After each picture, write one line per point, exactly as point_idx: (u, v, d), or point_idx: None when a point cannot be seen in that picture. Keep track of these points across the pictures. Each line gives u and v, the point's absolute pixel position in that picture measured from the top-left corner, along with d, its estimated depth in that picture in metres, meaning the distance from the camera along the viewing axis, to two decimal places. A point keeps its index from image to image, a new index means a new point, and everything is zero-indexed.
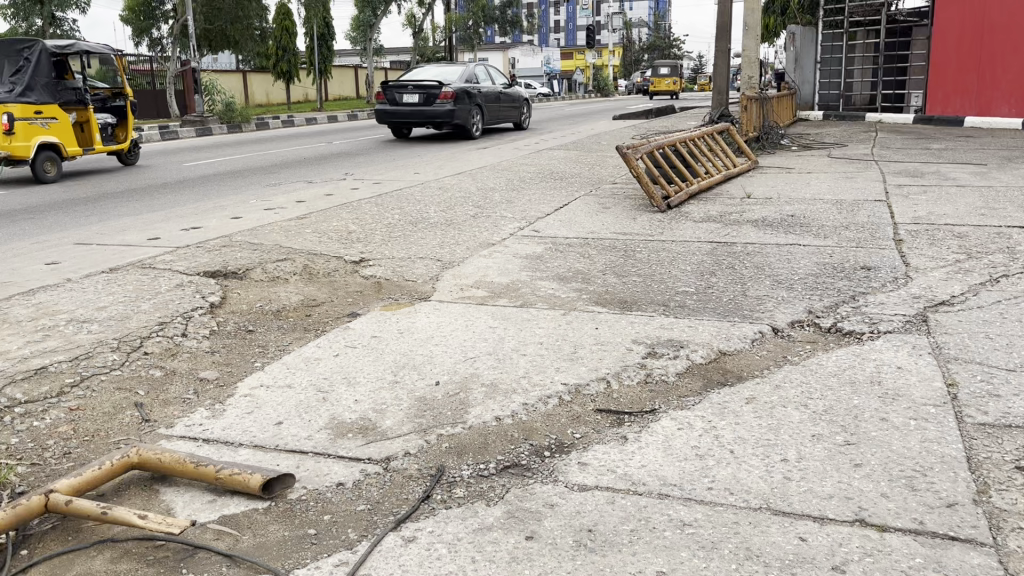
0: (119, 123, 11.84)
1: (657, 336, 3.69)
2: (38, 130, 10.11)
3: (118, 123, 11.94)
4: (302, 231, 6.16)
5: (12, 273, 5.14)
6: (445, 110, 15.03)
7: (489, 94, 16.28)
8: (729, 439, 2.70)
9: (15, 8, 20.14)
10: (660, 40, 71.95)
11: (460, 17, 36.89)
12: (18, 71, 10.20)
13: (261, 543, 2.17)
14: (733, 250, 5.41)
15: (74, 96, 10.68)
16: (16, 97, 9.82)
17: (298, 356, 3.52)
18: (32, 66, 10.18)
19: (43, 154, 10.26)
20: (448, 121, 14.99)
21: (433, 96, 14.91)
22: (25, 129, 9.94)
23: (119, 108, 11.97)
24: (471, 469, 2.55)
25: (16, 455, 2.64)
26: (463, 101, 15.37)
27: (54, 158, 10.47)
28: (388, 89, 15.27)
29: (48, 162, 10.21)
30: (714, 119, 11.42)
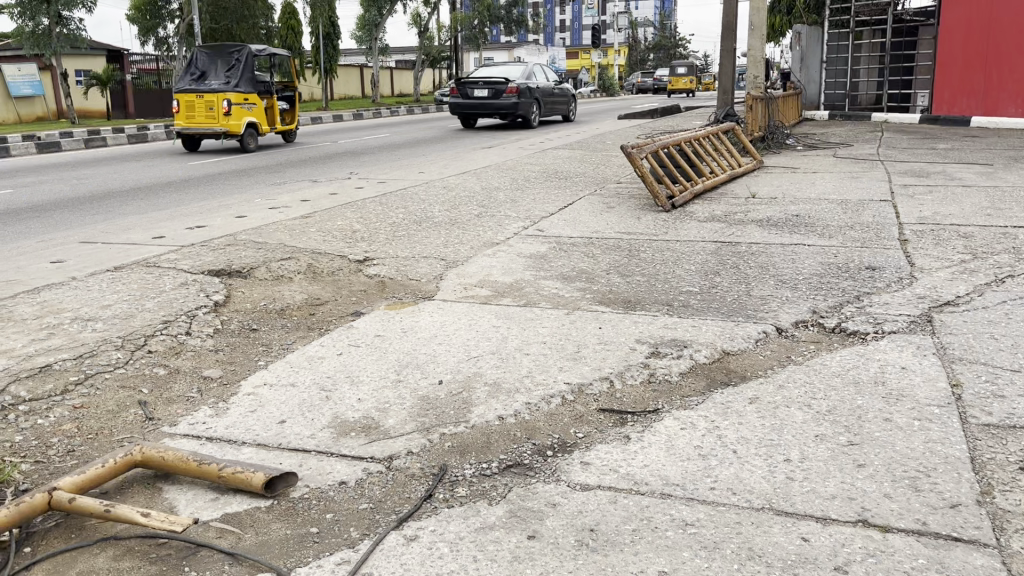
0: (290, 108, 15.14)
1: (661, 336, 3.68)
2: (248, 111, 13.60)
3: (288, 109, 15.11)
4: (307, 231, 6.16)
5: (18, 272, 5.14)
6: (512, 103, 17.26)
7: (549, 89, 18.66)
8: (733, 439, 2.70)
9: (21, 7, 20.20)
10: (666, 40, 71.83)
11: (466, 17, 36.90)
12: (230, 67, 13.46)
13: (264, 542, 2.17)
14: (737, 249, 5.40)
15: (265, 87, 13.97)
16: (232, 88, 13.20)
17: (301, 355, 3.52)
18: (241, 64, 13.40)
19: (248, 131, 13.64)
20: (513, 112, 17.22)
21: (500, 91, 17.15)
22: (238, 111, 13.40)
23: (289, 97, 15.06)
24: (474, 468, 2.55)
25: (19, 453, 2.65)
26: (526, 94, 17.63)
27: (253, 134, 13.83)
28: (461, 84, 17.48)
29: (250, 137, 13.58)
30: (720, 119, 11.40)
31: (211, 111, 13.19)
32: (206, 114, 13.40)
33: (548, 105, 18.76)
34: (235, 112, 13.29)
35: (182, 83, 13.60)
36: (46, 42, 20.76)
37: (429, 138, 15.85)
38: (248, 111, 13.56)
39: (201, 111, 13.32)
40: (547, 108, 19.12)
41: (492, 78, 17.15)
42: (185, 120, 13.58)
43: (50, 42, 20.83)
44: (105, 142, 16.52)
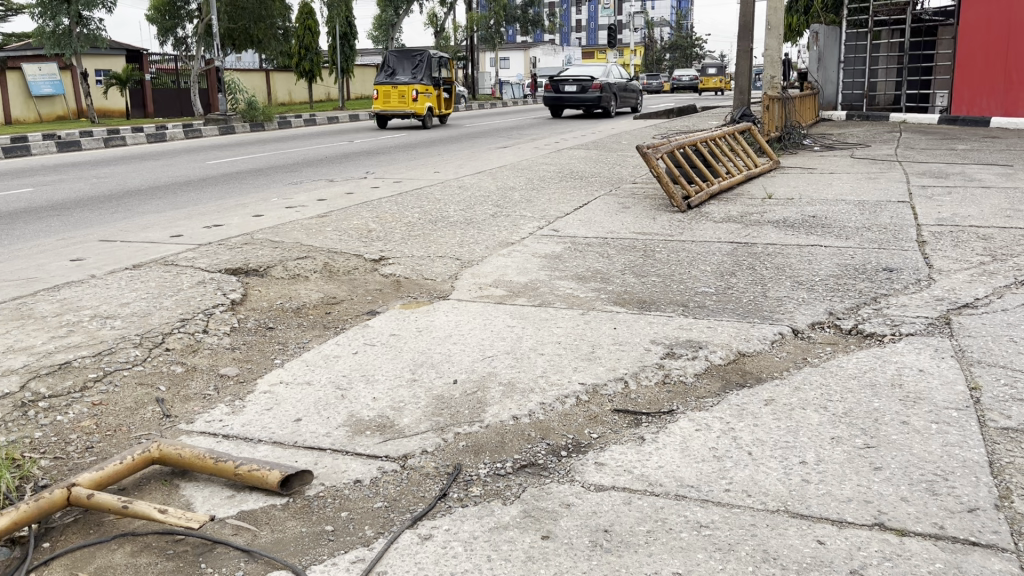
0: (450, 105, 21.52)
1: (676, 336, 3.68)
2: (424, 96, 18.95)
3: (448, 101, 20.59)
4: (323, 230, 6.19)
5: (38, 270, 5.20)
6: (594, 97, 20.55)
7: (625, 86, 22.03)
8: (748, 441, 2.69)
9: (42, 7, 20.38)
10: (682, 40, 71.52)
11: (481, 17, 36.91)
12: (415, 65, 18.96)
13: (279, 539, 2.18)
14: (753, 250, 5.38)
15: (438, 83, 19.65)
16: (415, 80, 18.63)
17: (317, 354, 3.53)
18: (423, 63, 18.97)
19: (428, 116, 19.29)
20: (597, 104, 20.40)
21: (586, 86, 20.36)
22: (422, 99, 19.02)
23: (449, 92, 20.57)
24: (488, 468, 2.55)
25: (39, 449, 2.68)
26: (608, 89, 20.80)
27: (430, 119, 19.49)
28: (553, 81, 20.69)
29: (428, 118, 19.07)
30: (736, 119, 11.37)
31: (403, 97, 18.73)
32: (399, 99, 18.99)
33: (625, 100, 22.30)
34: (419, 99, 18.79)
35: (379, 77, 19.08)
36: (67, 42, 20.93)
37: (444, 138, 15.88)
38: (427, 99, 19.13)
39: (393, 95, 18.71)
40: (622, 100, 22.22)
41: (580, 77, 20.48)
42: (382, 103, 19.15)
43: (70, 42, 21.00)
44: (124, 141, 16.63)
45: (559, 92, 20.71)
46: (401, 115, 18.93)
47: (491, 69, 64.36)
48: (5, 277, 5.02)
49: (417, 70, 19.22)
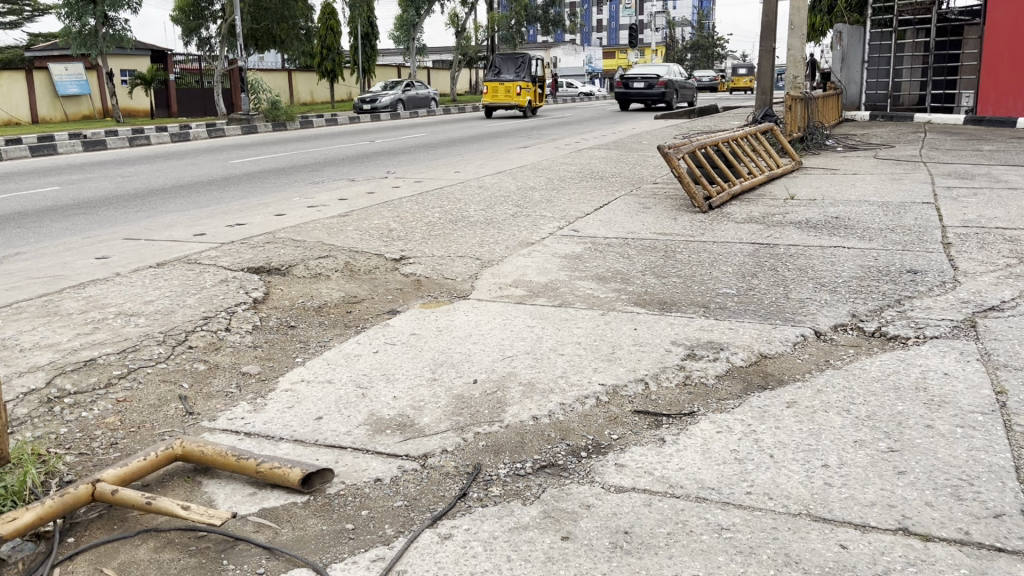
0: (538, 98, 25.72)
1: (697, 338, 3.66)
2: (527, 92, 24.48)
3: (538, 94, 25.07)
4: (344, 229, 6.22)
5: (64, 267, 5.26)
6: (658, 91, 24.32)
7: (684, 84, 26.00)
8: (770, 444, 2.67)
9: (68, 7, 20.62)
10: (704, 40, 71.17)
11: (502, 18, 36.95)
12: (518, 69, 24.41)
13: (300, 537, 2.19)
14: (776, 251, 5.34)
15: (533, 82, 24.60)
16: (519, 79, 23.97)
17: (338, 352, 3.56)
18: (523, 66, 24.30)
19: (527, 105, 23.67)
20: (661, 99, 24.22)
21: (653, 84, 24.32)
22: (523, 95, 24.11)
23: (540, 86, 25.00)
24: (508, 468, 2.55)
25: (64, 445, 2.71)
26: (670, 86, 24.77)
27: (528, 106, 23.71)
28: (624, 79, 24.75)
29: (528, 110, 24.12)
30: (757, 119, 11.31)
31: (509, 92, 23.69)
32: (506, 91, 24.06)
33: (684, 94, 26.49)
34: (521, 94, 23.94)
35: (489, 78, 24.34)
36: (93, 42, 21.18)
37: (465, 138, 15.91)
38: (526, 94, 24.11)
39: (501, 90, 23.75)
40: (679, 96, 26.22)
41: (647, 75, 24.38)
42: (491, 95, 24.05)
43: (96, 42, 21.24)
44: (148, 141, 16.75)
45: (629, 89, 24.78)
46: (507, 106, 23.86)
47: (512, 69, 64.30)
48: (31, 275, 5.07)
49: (519, 71, 24.44)
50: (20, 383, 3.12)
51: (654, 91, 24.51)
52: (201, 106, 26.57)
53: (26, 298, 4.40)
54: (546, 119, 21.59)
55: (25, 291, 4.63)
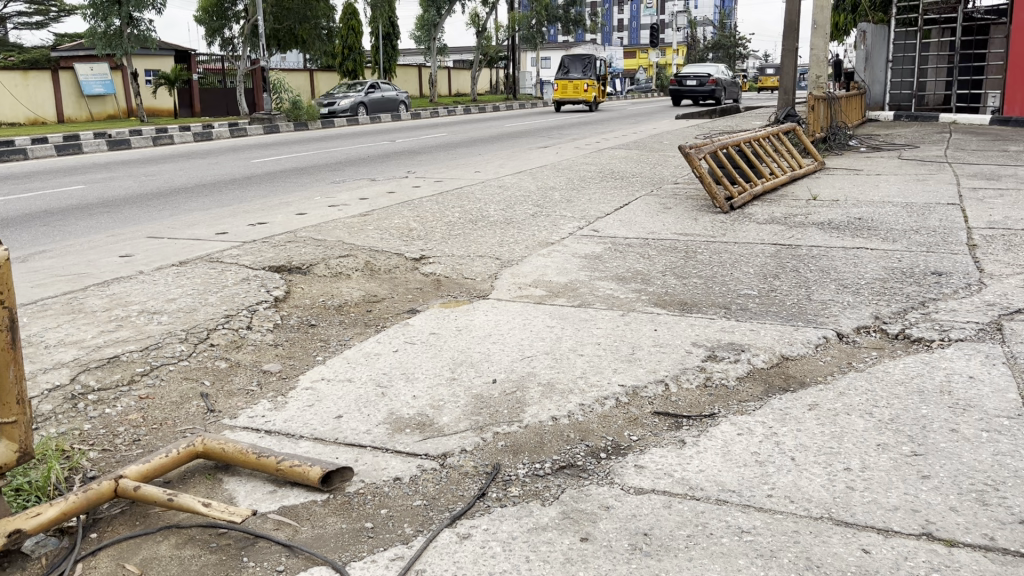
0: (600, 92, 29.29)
1: (718, 339, 3.63)
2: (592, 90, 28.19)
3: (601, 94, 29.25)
4: (365, 228, 6.24)
5: (88, 266, 5.32)
6: (709, 89, 27.12)
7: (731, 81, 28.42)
8: (791, 446, 2.65)
9: (94, 8, 20.85)
10: (726, 39, 70.72)
11: (523, 17, 36.91)
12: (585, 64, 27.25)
13: (320, 535, 2.20)
14: (798, 253, 5.30)
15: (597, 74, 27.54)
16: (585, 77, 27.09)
17: (358, 351, 3.57)
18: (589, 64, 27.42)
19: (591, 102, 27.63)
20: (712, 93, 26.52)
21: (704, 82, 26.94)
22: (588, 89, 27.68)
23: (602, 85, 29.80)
24: (527, 468, 2.55)
25: (88, 441, 2.73)
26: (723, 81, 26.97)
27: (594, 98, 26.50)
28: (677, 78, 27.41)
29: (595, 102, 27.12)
30: (780, 119, 11.23)
31: (578, 89, 27.48)
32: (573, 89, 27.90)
33: (733, 92, 29.12)
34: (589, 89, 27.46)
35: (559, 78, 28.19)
36: (118, 43, 21.41)
37: (485, 138, 15.92)
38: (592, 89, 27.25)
39: (570, 88, 27.56)
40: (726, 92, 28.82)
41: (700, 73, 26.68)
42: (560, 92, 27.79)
43: (121, 42, 21.46)
44: (172, 140, 16.88)
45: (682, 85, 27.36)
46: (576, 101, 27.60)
47: (532, 68, 64.28)
48: (56, 273, 5.13)
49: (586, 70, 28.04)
50: (44, 379, 3.16)
51: (706, 88, 27.02)
52: (223, 106, 26.79)
53: (51, 295, 4.46)
54: (566, 119, 21.55)
55: (51, 288, 4.68)
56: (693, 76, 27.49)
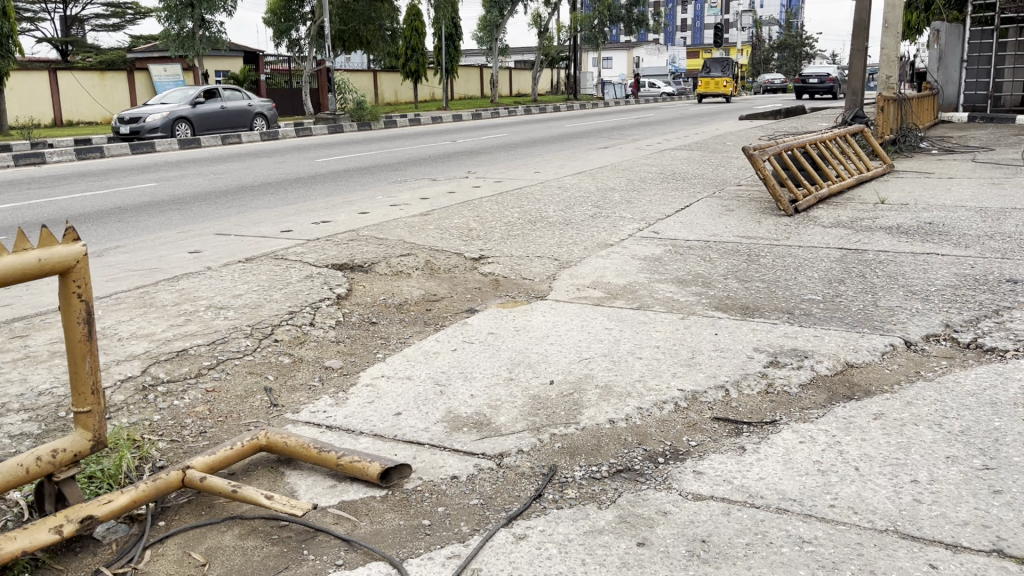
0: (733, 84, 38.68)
1: (781, 345, 3.57)
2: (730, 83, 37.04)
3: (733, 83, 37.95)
4: (426, 228, 6.30)
5: (159, 261, 5.48)
6: (827, 86, 36.22)
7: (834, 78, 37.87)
8: (855, 456, 2.59)
9: (168, 10, 21.51)
10: (792, 38, 69.24)
11: (586, 17, 36.68)
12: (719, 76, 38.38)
13: (378, 531, 2.23)
14: (864, 258, 5.17)
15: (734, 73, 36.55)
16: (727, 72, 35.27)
17: (417, 350, 3.59)
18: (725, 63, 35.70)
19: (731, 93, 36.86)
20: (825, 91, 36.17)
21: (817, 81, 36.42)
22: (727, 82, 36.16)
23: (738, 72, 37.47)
24: (584, 471, 2.54)
25: (157, 431, 2.82)
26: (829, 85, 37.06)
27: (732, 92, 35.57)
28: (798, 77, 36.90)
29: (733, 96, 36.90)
30: (848, 121, 10.97)
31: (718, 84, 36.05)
32: (715, 84, 37.13)
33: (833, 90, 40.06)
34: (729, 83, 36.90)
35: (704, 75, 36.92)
36: (191, 44, 22.01)
37: (545, 138, 15.97)
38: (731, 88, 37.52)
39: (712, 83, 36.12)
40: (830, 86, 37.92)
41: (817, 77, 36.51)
42: (705, 86, 37.17)
43: (193, 44, 22.07)
44: (240, 139, 17.27)
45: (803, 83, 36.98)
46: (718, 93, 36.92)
47: (594, 69, 64.31)
48: (130, 268, 5.30)
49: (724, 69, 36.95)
50: (117, 370, 3.27)
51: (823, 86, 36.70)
52: (289, 105, 27.35)
53: (125, 289, 4.61)
54: (627, 120, 21.45)
55: (125, 283, 4.84)
56: (812, 77, 37.60)
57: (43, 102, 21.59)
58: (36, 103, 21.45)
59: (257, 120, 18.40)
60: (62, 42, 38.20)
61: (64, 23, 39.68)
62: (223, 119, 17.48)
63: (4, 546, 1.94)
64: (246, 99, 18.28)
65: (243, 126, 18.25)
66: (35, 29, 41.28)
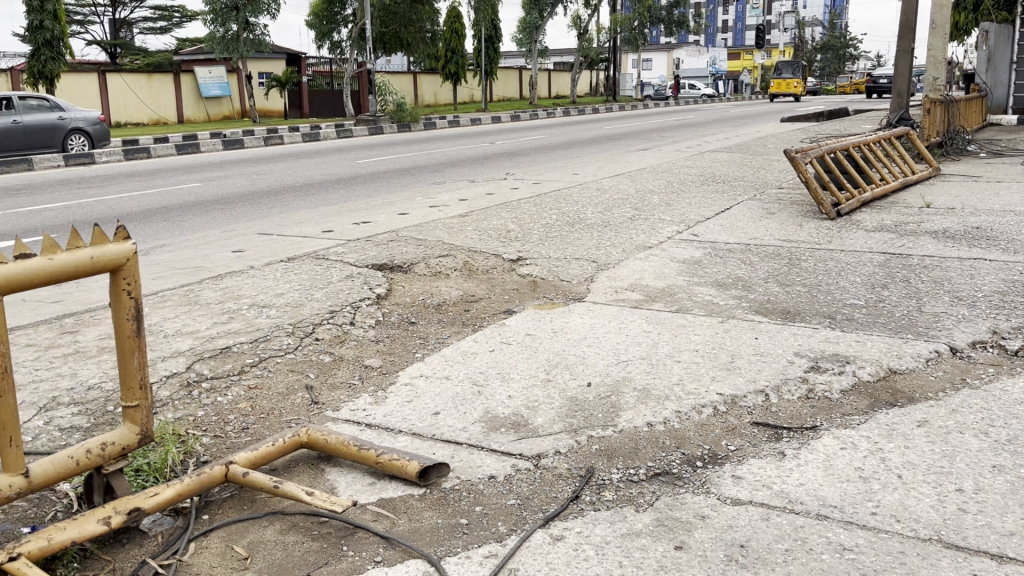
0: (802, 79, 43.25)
1: (822, 350, 3.53)
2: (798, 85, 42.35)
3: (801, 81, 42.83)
4: (465, 229, 6.32)
5: (203, 260, 5.57)
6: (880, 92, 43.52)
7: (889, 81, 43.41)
8: (898, 463, 2.55)
9: (214, 13, 21.90)
10: (835, 40, 68.32)
11: (625, 18, 36.31)
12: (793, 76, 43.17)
13: (416, 529, 2.25)
14: (908, 262, 5.08)
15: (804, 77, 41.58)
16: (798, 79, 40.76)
17: (455, 350, 3.62)
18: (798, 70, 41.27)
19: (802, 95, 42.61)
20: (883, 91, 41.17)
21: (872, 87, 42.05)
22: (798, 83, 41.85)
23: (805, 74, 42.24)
24: (621, 473, 2.54)
25: (200, 427, 2.87)
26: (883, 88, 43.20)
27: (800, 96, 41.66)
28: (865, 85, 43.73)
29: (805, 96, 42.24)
30: (892, 124, 10.81)
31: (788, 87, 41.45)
32: (785, 85, 41.97)
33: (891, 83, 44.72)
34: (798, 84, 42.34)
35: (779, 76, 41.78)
36: (235, 46, 22.41)
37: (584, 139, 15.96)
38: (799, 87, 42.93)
39: (785, 84, 41.25)
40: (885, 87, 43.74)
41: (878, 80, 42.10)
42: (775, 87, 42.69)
43: (238, 46, 22.42)
44: (282, 140, 17.51)
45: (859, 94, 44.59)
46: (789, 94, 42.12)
47: (633, 71, 64.26)
48: (175, 266, 5.41)
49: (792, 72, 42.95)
50: (163, 366, 3.33)
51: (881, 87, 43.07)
52: (330, 106, 27.65)
53: (171, 286, 4.71)
54: (666, 122, 21.31)
55: (170, 281, 4.94)
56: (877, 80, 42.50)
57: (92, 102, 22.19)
58: (84, 104, 22.04)
59: (71, 140, 13.93)
60: (111, 44, 39.03)
61: (114, 27, 40.51)
62: (13, 138, 13.25)
63: (54, 535, 1.99)
64: (55, 110, 13.81)
65: (50, 147, 13.81)
66: (86, 32, 42.30)
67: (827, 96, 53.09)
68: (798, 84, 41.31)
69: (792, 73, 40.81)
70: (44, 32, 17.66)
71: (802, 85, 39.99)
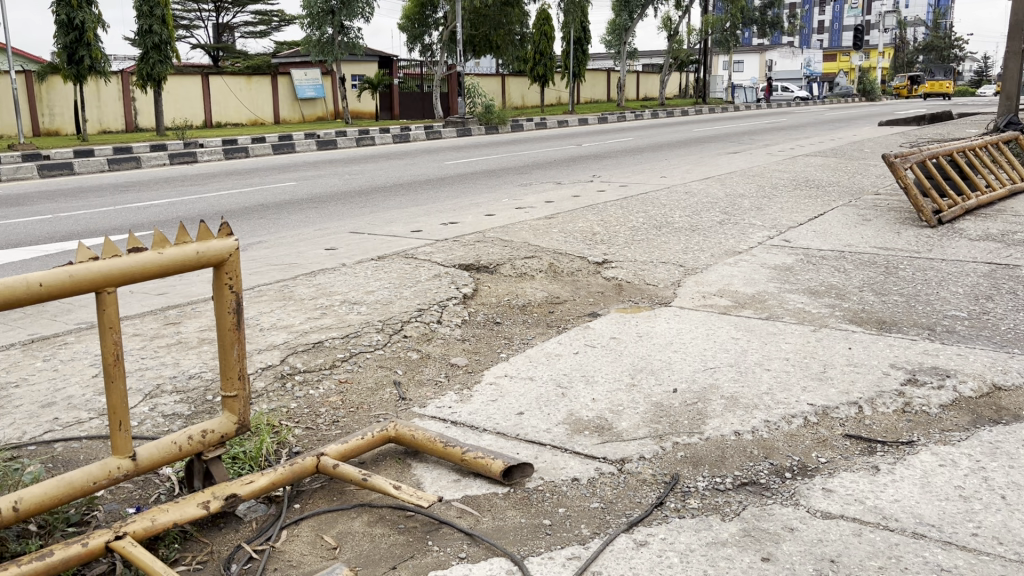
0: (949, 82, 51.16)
1: (920, 362, 3.40)
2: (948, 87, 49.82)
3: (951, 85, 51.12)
4: (550, 231, 6.33)
5: (298, 256, 5.75)
6: None
7: None
8: (1002, 483, 2.43)
9: (311, 17, 22.59)
10: (939, 40, 65.82)
11: (717, 19, 35.70)
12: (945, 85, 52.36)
13: (500, 527, 2.27)
14: (1016, 273, 4.86)
15: None
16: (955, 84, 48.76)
17: (540, 351, 3.63)
18: None
19: None
20: None
21: None
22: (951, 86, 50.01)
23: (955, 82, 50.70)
24: (707, 482, 2.50)
25: (293, 418, 2.97)
26: None
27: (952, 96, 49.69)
28: None
29: None
30: (999, 127, 10.32)
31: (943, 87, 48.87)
32: (936, 86, 49.39)
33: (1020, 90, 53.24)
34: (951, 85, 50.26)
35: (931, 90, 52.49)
36: (330, 49, 22.91)
37: (672, 143, 15.74)
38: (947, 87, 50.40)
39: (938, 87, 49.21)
40: None
41: None
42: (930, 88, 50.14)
43: (332, 49, 23.00)
44: (373, 141, 17.89)
45: None
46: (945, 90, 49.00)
47: (724, 73, 63.36)
48: (271, 262, 5.59)
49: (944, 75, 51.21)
50: (259, 358, 3.45)
51: None
52: (420, 108, 28.18)
53: (267, 282, 4.88)
54: (758, 125, 20.84)
55: (266, 276, 5.11)
56: None
57: (195, 104, 23.17)
58: (187, 104, 22.99)
59: None
60: (213, 49, 40.75)
61: (217, 30, 42.12)
62: None
63: (157, 518, 2.08)
64: None
65: None
66: (191, 36, 44.25)
67: (930, 98, 51.53)
68: (949, 85, 50.17)
69: (947, 77, 50.38)
70: (153, 36, 18.50)
71: (954, 85, 48.29)
